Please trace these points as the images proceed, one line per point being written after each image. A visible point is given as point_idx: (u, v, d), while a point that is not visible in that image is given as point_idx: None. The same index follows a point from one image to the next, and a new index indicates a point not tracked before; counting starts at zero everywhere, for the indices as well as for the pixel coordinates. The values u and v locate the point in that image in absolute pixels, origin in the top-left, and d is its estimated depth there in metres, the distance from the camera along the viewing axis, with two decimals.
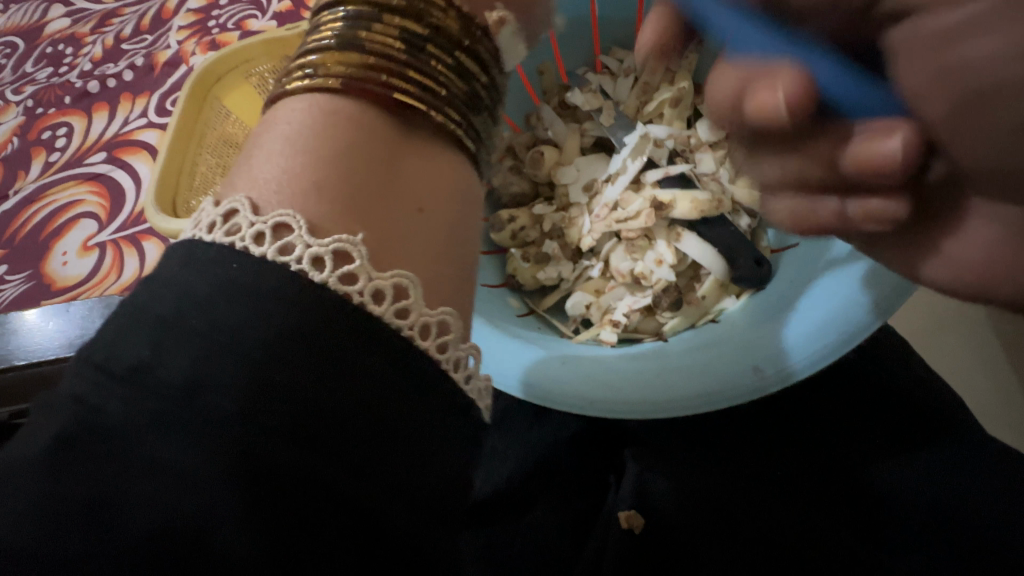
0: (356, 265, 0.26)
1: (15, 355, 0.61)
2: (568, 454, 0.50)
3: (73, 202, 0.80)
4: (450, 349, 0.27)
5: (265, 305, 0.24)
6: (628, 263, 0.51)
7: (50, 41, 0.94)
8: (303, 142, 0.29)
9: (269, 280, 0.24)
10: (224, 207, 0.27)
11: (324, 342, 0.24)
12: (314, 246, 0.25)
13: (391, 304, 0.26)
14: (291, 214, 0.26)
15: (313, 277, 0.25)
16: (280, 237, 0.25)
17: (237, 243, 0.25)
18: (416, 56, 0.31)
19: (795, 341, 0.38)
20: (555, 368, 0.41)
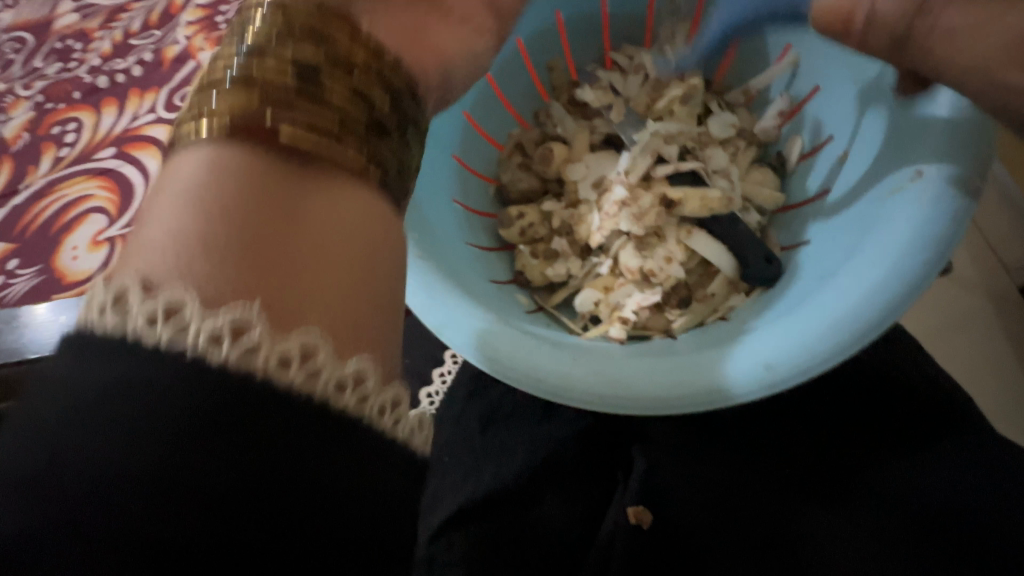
0: (232, 323, 0.21)
1: (26, 349, 0.62)
2: (577, 448, 0.50)
3: (82, 197, 0.80)
4: (324, 374, 0.22)
5: (131, 381, 0.20)
6: (637, 261, 0.51)
7: (59, 36, 0.95)
8: (183, 188, 0.25)
9: (133, 355, 0.20)
10: (112, 288, 0.21)
11: (205, 409, 0.20)
12: (174, 304, 0.21)
13: (234, 346, 0.21)
14: (144, 275, 0.22)
15: (175, 348, 0.21)
16: (131, 304, 0.21)
17: (91, 319, 0.21)
18: (307, 83, 0.28)
19: (804, 340, 0.38)
20: (563, 363, 0.41)
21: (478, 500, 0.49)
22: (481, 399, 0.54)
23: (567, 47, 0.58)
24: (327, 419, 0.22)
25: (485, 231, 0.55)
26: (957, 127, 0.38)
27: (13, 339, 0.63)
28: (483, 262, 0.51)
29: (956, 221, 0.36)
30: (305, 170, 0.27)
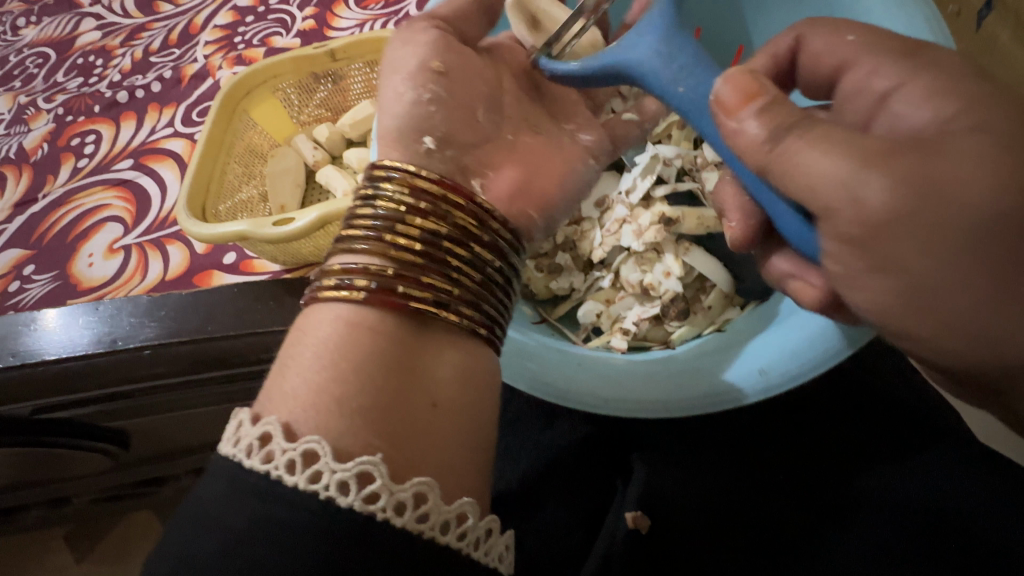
0: (377, 483, 0.32)
1: (43, 350, 0.63)
2: (578, 453, 0.52)
3: (100, 206, 0.83)
4: (431, 516, 0.32)
5: (317, 526, 0.30)
6: (637, 274, 0.53)
7: (81, 53, 0.99)
8: (340, 349, 0.37)
9: (312, 504, 0.30)
10: (261, 430, 0.33)
11: (366, 548, 0.30)
12: (340, 472, 0.31)
13: (359, 493, 0.31)
14: (317, 441, 0.32)
15: (341, 501, 0.31)
16: (308, 465, 0.32)
17: (274, 471, 0.31)
18: (434, 256, 0.39)
19: (798, 349, 0.40)
20: (571, 369, 0.44)
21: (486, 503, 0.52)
22: None
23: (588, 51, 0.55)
24: (428, 545, 0.32)
25: None
26: None
27: (26, 340, 0.63)
28: None
29: None
30: (437, 337, 0.40)
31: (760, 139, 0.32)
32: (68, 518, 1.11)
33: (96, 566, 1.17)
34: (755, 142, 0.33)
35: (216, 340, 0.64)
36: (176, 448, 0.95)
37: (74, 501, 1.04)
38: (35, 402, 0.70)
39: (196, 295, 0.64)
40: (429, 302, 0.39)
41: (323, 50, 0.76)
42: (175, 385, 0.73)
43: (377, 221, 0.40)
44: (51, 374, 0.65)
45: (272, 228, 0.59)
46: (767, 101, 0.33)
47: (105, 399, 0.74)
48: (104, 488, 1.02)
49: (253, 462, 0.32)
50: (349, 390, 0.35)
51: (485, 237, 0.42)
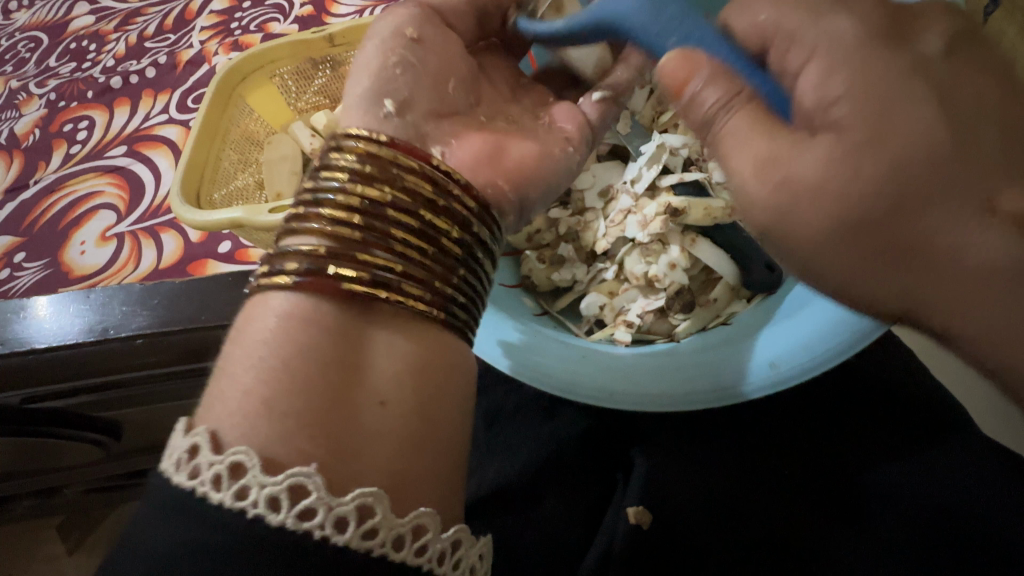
0: (310, 497, 0.31)
1: (33, 338, 0.62)
2: (580, 448, 0.51)
3: (93, 193, 0.81)
4: (379, 531, 0.32)
5: (252, 542, 0.29)
6: (642, 266, 0.52)
7: (74, 37, 0.97)
8: None
9: (240, 521, 0.30)
10: (188, 443, 0.33)
11: (304, 561, 0.29)
12: (269, 488, 0.30)
13: (290, 509, 0.30)
14: (243, 452, 0.32)
15: (271, 519, 0.30)
16: (235, 479, 0.31)
17: (198, 487, 0.31)
18: (375, 233, 0.38)
19: (810, 342, 0.40)
20: (576, 363, 0.43)
21: (484, 495, 0.51)
22: (485, 396, 0.56)
23: None
24: (378, 560, 0.31)
25: None
26: None
27: (16, 329, 0.62)
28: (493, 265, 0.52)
29: None
30: (382, 321, 0.39)
31: (702, 108, 0.35)
32: (59, 509, 1.10)
33: (87, 557, 1.15)
34: (699, 109, 0.35)
35: (211, 329, 0.63)
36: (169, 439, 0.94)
37: (66, 491, 1.03)
38: (24, 391, 0.69)
39: (188, 283, 0.63)
40: (367, 281, 0.37)
41: (322, 35, 0.74)
42: (170, 375, 0.72)
43: (320, 199, 0.39)
44: (42, 364, 0.64)
45: (268, 215, 0.58)
46: (708, 73, 0.35)
47: (96, 390, 0.73)
48: (97, 479, 1.01)
49: (181, 479, 0.32)
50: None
51: (441, 209, 0.41)
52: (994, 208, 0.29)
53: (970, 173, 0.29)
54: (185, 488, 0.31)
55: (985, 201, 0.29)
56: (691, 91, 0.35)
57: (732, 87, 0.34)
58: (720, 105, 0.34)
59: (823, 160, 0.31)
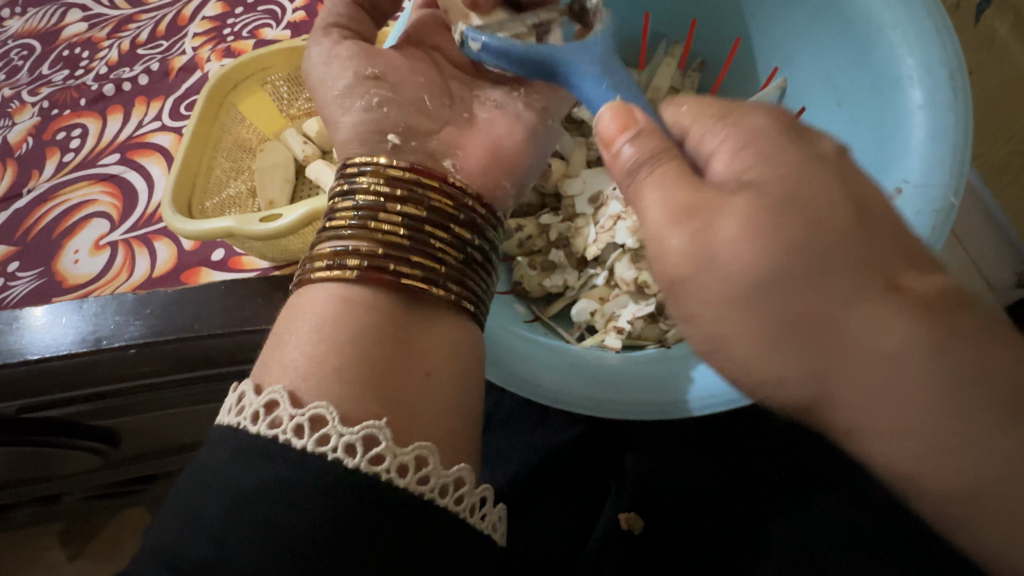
0: (382, 446, 0.32)
1: (27, 349, 0.62)
2: (571, 454, 0.51)
3: (85, 202, 0.81)
4: (431, 478, 0.32)
5: (318, 496, 0.29)
6: (632, 272, 0.52)
7: (67, 44, 0.96)
8: (336, 335, 0.36)
9: (311, 470, 0.30)
10: (266, 398, 0.33)
11: (361, 515, 0.29)
12: (347, 435, 0.31)
13: (364, 456, 0.31)
14: (324, 406, 0.32)
15: (348, 464, 0.31)
16: (315, 429, 0.31)
17: (279, 435, 0.31)
18: (417, 234, 0.39)
19: None
20: (562, 371, 0.43)
21: None
22: None
23: None
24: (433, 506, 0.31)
25: None
26: (935, 143, 0.39)
27: (11, 341, 0.62)
28: None
29: (953, 173, 0.38)
30: (426, 319, 0.39)
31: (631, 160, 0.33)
32: (59, 517, 1.10)
33: (89, 564, 1.16)
34: (625, 162, 0.33)
35: (205, 338, 0.62)
36: (168, 446, 0.94)
37: (65, 500, 1.03)
38: (19, 402, 0.69)
39: (182, 291, 0.63)
40: (419, 277, 0.38)
41: None
42: (164, 384, 0.72)
43: (357, 216, 0.39)
44: (37, 374, 0.64)
45: (259, 224, 0.58)
46: (640, 130, 0.34)
47: (93, 399, 0.73)
48: (96, 487, 1.01)
49: (262, 429, 0.32)
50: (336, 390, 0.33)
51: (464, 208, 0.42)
52: (897, 284, 0.26)
53: (867, 253, 0.27)
54: (266, 437, 0.31)
55: (887, 280, 0.26)
56: (618, 146, 0.34)
57: (662, 145, 0.33)
58: (639, 160, 0.33)
59: (740, 228, 0.28)
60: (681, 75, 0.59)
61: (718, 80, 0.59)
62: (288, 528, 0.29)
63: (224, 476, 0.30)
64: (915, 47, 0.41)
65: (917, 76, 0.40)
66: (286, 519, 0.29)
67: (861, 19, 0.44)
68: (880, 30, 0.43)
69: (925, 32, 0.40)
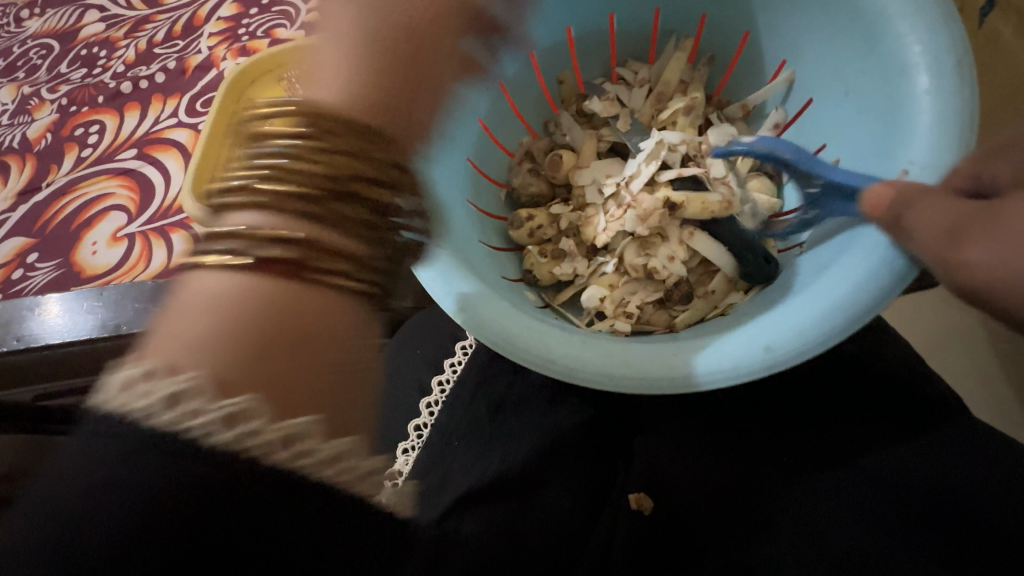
0: (194, 401, 0.26)
1: (48, 335, 0.63)
2: (581, 437, 0.54)
3: (103, 195, 0.83)
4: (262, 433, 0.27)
5: (158, 477, 0.25)
6: (642, 259, 0.54)
7: (84, 44, 0.99)
8: (219, 291, 0.30)
9: (170, 446, 0.26)
10: (128, 377, 0.26)
11: (217, 496, 0.26)
12: (121, 399, 0.26)
13: (211, 416, 0.26)
14: (130, 372, 0.27)
15: (155, 420, 0.26)
16: (144, 382, 0.27)
17: (132, 411, 0.26)
18: (330, 177, 0.33)
19: (802, 327, 0.41)
20: (577, 348, 0.43)
21: (487, 481, 0.50)
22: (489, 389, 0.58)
23: (614, 53, 0.61)
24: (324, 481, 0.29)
25: (497, 232, 0.57)
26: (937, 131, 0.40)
27: (31, 328, 0.64)
28: (495, 260, 0.53)
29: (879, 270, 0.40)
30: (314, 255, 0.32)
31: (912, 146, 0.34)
32: None
33: None
34: None
35: None
36: None
37: None
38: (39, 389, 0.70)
39: None
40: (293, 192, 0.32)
41: None
42: None
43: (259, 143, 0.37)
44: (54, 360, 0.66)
45: None
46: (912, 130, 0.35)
47: None
48: None
49: (122, 404, 0.26)
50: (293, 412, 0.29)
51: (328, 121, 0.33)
52: None
53: None
54: (117, 411, 0.26)
55: None
56: None
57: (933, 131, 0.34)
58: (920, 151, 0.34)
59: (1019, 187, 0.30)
60: (690, 69, 0.60)
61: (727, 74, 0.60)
62: (105, 536, 0.24)
63: (75, 488, 0.24)
64: (924, 34, 0.42)
65: (923, 62, 0.42)
66: (130, 491, 0.25)
67: (870, 10, 0.45)
68: (888, 20, 0.44)
69: (932, 21, 0.41)
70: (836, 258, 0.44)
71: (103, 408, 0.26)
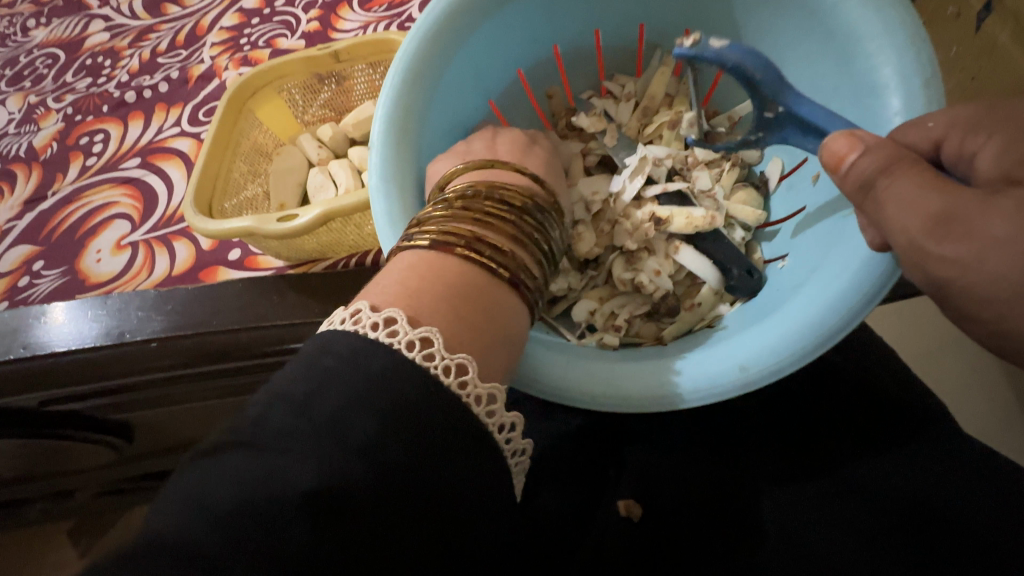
0: (399, 325, 0.34)
1: (50, 343, 0.64)
2: (573, 445, 0.55)
3: (108, 203, 0.85)
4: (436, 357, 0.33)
5: (368, 374, 0.32)
6: (630, 273, 0.55)
7: (90, 54, 1.01)
8: (417, 276, 0.37)
9: (378, 355, 0.32)
10: (384, 314, 0.34)
11: (415, 400, 0.31)
12: (409, 334, 0.33)
13: (419, 350, 0.33)
14: (396, 310, 0.34)
15: (403, 353, 0.33)
16: (388, 326, 0.34)
17: (358, 329, 0.34)
18: (501, 217, 0.42)
19: (776, 345, 0.42)
20: (560, 366, 0.44)
21: None
22: None
23: (601, 67, 0.62)
24: (465, 411, 0.33)
25: None
26: None
27: (35, 335, 0.65)
28: None
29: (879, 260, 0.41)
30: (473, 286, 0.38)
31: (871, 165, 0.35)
32: (72, 512, 1.13)
33: None
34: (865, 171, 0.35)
35: (222, 333, 0.65)
36: (180, 441, 0.97)
37: (79, 494, 1.06)
38: (43, 394, 0.72)
39: (201, 289, 0.66)
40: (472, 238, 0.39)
41: (328, 51, 0.77)
42: (179, 378, 0.75)
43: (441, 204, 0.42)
44: (57, 366, 0.67)
45: (276, 224, 0.61)
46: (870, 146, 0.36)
47: (112, 392, 0.76)
48: (107, 482, 1.04)
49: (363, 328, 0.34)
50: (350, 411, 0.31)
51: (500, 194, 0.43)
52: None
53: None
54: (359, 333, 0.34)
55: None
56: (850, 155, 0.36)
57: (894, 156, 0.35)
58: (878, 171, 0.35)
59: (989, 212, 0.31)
60: (676, 83, 0.61)
61: (711, 89, 0.61)
62: (295, 433, 0.29)
63: (306, 385, 0.31)
64: (891, 56, 0.43)
65: (894, 83, 0.43)
66: (351, 387, 0.31)
67: (842, 29, 0.46)
68: (860, 40, 0.45)
69: (900, 42, 0.43)
70: (808, 278, 0.46)
71: (342, 331, 0.34)
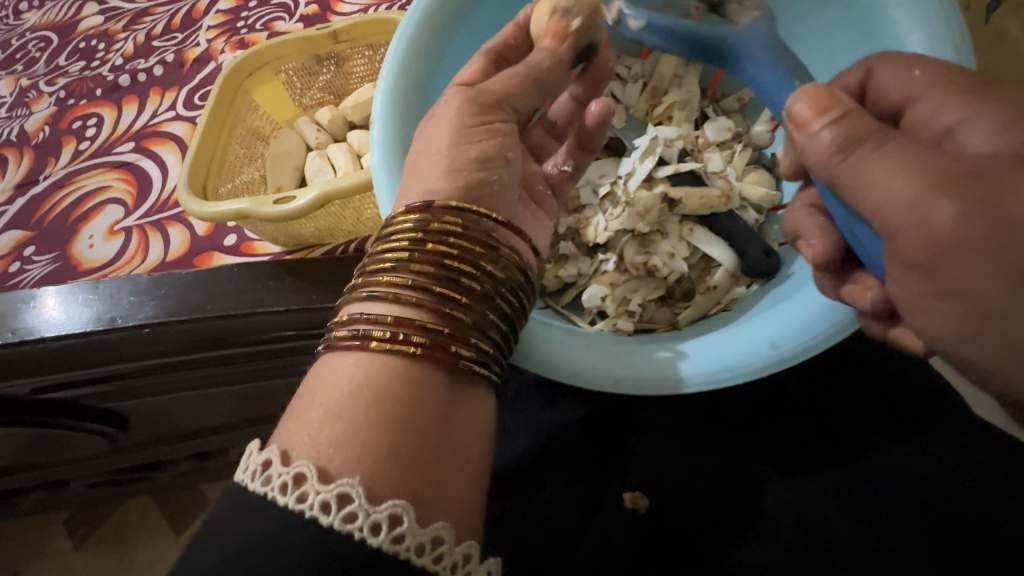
0: (309, 484, 0.30)
1: (39, 328, 0.63)
2: (581, 435, 0.54)
3: (101, 188, 0.82)
4: (357, 517, 0.29)
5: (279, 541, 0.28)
6: (642, 256, 0.53)
7: (83, 37, 0.98)
8: (361, 371, 0.35)
9: (291, 526, 0.29)
10: (291, 469, 0.30)
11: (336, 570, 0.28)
12: (318, 493, 0.30)
13: (338, 512, 0.29)
14: (305, 464, 0.31)
15: (319, 518, 0.29)
16: (297, 486, 0.30)
17: (269, 494, 0.30)
18: (453, 281, 0.37)
19: (805, 324, 0.41)
20: (582, 350, 0.43)
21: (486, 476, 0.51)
22: None
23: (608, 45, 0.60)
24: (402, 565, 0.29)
25: None
26: None
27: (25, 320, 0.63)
28: None
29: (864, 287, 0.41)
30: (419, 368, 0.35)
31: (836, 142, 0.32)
32: (68, 502, 1.12)
33: (96, 553, 1.16)
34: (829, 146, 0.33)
35: (217, 319, 0.63)
36: (178, 431, 0.96)
37: (74, 484, 1.05)
38: (33, 382, 0.70)
39: (195, 274, 0.64)
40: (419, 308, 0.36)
41: (327, 31, 0.75)
42: (173, 366, 0.73)
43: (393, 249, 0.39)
44: (48, 352, 0.65)
45: (273, 206, 0.59)
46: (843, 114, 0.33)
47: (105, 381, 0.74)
48: (103, 473, 1.03)
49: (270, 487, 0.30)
50: (354, 412, 0.33)
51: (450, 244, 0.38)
52: None
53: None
54: (257, 492, 0.30)
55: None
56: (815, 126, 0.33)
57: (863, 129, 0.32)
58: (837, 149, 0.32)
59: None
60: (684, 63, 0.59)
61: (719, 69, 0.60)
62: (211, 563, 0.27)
63: (221, 534, 0.29)
64: (917, 27, 0.42)
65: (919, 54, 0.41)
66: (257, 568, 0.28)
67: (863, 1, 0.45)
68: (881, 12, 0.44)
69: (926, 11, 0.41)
70: None
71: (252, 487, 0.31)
